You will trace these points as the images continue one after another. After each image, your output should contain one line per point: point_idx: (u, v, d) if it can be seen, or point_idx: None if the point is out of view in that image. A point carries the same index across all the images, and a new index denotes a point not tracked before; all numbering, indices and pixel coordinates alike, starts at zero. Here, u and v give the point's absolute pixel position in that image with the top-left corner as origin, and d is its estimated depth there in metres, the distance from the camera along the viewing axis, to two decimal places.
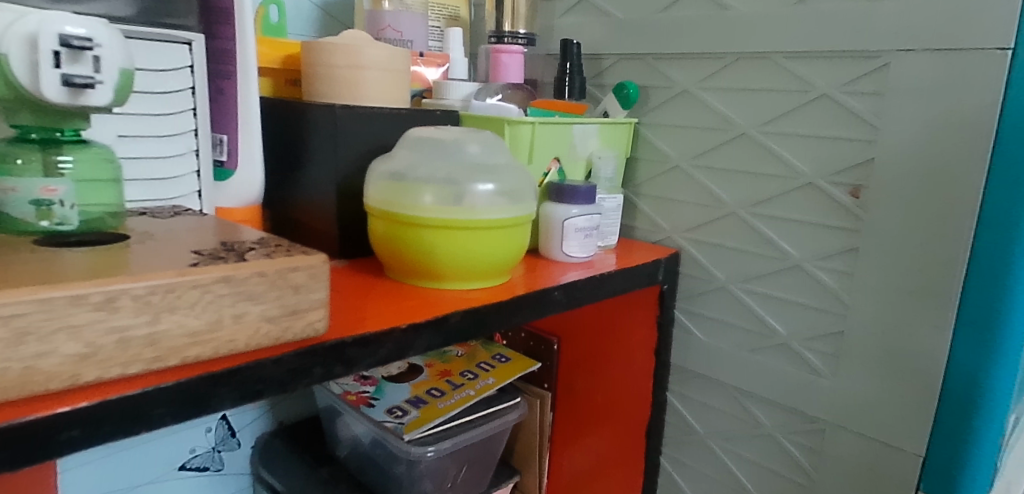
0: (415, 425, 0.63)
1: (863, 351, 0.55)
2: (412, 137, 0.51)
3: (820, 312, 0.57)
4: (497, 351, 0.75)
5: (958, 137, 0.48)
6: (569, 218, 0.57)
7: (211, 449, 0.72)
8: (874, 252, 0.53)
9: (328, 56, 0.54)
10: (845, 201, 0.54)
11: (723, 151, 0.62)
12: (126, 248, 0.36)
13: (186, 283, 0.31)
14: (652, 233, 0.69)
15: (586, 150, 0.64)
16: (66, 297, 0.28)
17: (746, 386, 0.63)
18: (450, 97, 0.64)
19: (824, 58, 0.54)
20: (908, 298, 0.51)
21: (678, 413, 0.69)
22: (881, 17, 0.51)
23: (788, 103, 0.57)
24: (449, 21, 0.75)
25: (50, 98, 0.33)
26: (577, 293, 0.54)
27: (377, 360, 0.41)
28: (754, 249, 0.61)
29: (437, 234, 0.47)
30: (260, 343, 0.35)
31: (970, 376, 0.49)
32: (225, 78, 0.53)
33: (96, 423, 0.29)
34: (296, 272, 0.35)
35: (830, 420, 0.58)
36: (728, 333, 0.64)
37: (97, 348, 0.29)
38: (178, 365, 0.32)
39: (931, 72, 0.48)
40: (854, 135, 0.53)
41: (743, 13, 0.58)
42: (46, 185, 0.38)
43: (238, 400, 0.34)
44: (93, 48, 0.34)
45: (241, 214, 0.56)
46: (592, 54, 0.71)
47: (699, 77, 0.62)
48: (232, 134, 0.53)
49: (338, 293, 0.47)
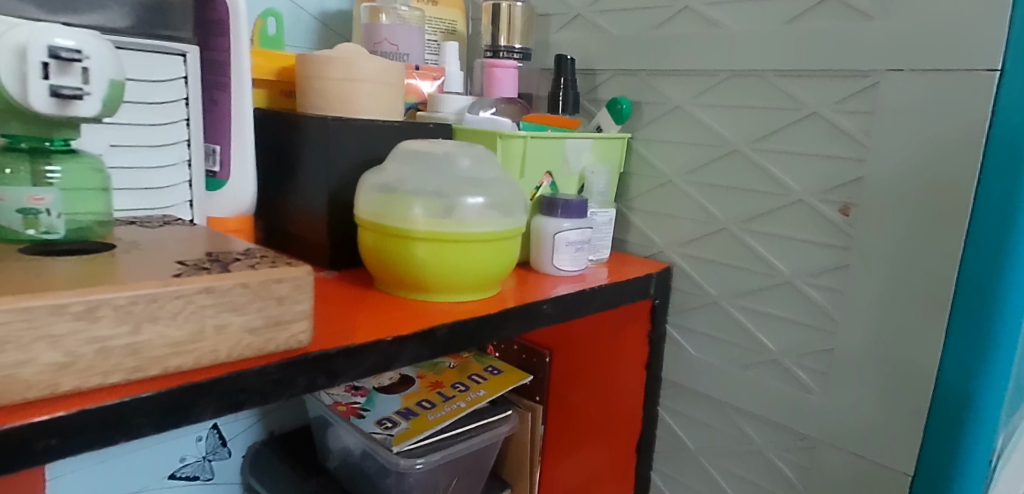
0: (405, 436, 0.63)
1: (854, 369, 0.55)
2: (404, 150, 0.52)
3: (809, 329, 0.57)
4: (489, 364, 0.75)
5: (947, 157, 0.48)
6: (561, 232, 0.58)
7: (201, 458, 0.72)
8: (865, 270, 0.53)
9: (322, 68, 0.55)
10: (835, 219, 0.54)
11: (716, 166, 0.62)
12: (113, 257, 0.36)
13: (168, 293, 0.32)
14: (645, 248, 0.69)
15: (579, 164, 0.64)
16: (47, 307, 0.29)
17: (736, 402, 0.63)
18: (445, 110, 0.65)
19: (815, 76, 0.55)
20: (897, 315, 0.51)
21: (669, 428, 0.69)
22: (870, 37, 0.51)
23: (779, 121, 0.57)
24: (445, 35, 0.76)
25: (38, 109, 0.34)
26: (567, 306, 0.54)
27: (363, 371, 0.41)
28: (745, 265, 0.61)
29: (427, 246, 0.47)
30: (243, 353, 0.35)
31: (957, 398, 0.49)
32: (219, 89, 0.54)
33: (74, 433, 0.29)
34: (280, 284, 0.35)
35: (822, 438, 0.58)
36: (719, 348, 0.64)
37: (77, 357, 0.30)
38: (159, 375, 0.32)
39: (920, 92, 0.49)
40: (845, 152, 0.53)
41: (735, 31, 0.59)
42: (34, 194, 0.39)
43: (218, 411, 0.34)
44: (82, 60, 0.34)
45: (233, 224, 0.56)
46: (586, 69, 0.71)
47: (691, 93, 0.63)
48: (224, 143, 0.55)
49: (327, 304, 0.47)
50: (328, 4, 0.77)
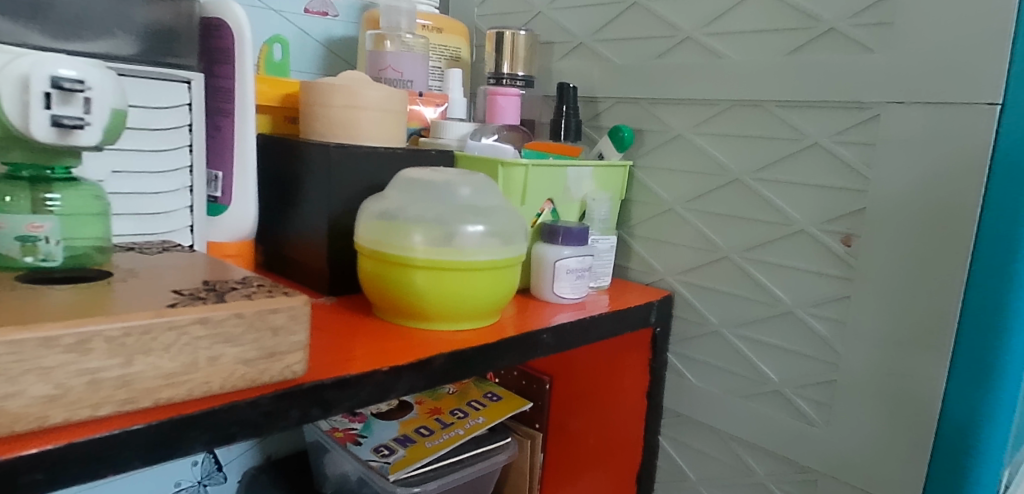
0: (401, 465, 0.63)
1: (855, 402, 0.54)
2: (404, 178, 0.52)
3: (812, 360, 0.57)
4: (489, 390, 0.75)
5: (950, 187, 0.48)
6: (561, 259, 0.57)
7: (196, 483, 0.71)
8: (866, 302, 0.53)
9: (325, 95, 0.55)
10: (837, 249, 0.54)
11: (718, 195, 0.62)
12: (109, 286, 0.36)
13: (162, 325, 0.32)
14: (645, 275, 0.69)
15: (580, 192, 0.65)
16: (38, 339, 0.28)
17: (738, 433, 0.62)
18: (447, 137, 0.65)
19: (817, 107, 0.55)
20: (901, 347, 0.51)
21: (670, 458, 0.68)
22: (871, 69, 0.51)
23: (780, 150, 0.57)
24: (450, 62, 0.76)
25: (38, 138, 0.34)
26: (566, 335, 0.54)
27: (359, 401, 0.41)
28: (747, 294, 0.60)
29: (426, 274, 0.47)
30: (235, 385, 0.35)
31: (961, 433, 0.48)
32: (223, 116, 0.55)
33: (62, 466, 0.29)
34: (275, 314, 0.35)
35: (823, 470, 0.57)
36: (721, 378, 0.63)
37: (67, 389, 0.30)
38: (150, 407, 0.32)
39: (921, 125, 0.49)
40: (846, 184, 0.53)
41: (737, 61, 0.59)
42: (33, 222, 0.38)
43: (210, 443, 0.34)
44: (84, 90, 0.34)
45: (233, 250, 0.57)
46: (589, 97, 0.72)
47: (693, 122, 0.63)
48: (227, 170, 0.55)
49: (324, 332, 0.47)
50: (334, 30, 0.77)
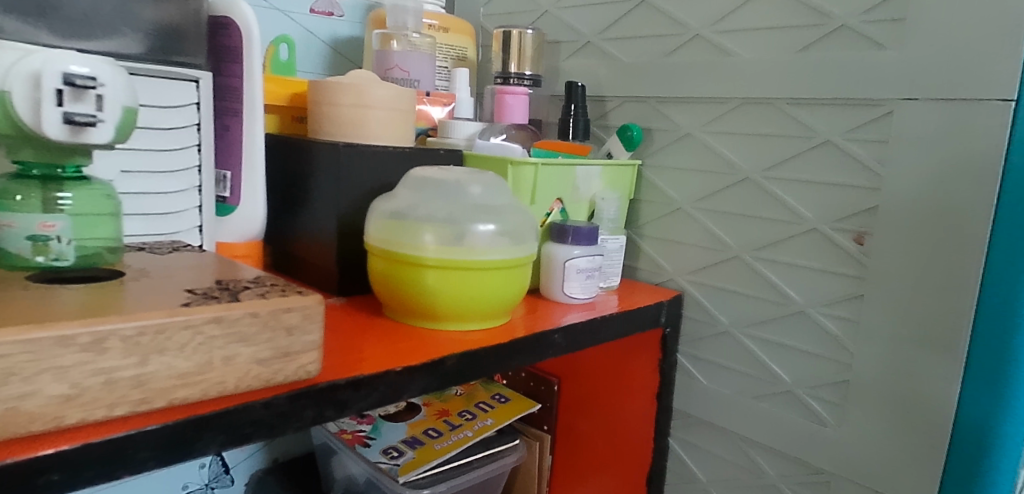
0: (410, 466, 0.62)
1: (868, 402, 0.54)
2: (414, 177, 0.51)
3: (825, 360, 0.56)
4: (496, 391, 0.74)
5: (965, 184, 0.47)
6: (571, 259, 0.57)
7: (204, 486, 0.71)
8: (880, 300, 0.52)
9: (334, 93, 0.54)
10: (849, 248, 0.54)
11: (728, 194, 0.61)
12: (120, 285, 0.36)
13: (176, 324, 0.31)
14: (655, 275, 0.68)
15: (589, 191, 0.64)
16: (53, 338, 0.28)
17: (749, 434, 0.62)
18: (455, 136, 0.65)
19: (828, 104, 0.54)
20: (916, 346, 0.50)
21: (680, 459, 0.68)
22: (883, 66, 0.51)
23: (791, 149, 0.57)
24: (456, 62, 0.76)
25: (50, 136, 0.33)
26: (577, 336, 0.53)
27: (371, 403, 0.40)
28: (758, 294, 0.60)
29: (437, 274, 0.47)
30: (250, 385, 0.34)
31: (977, 432, 0.48)
32: (231, 116, 0.54)
33: (77, 467, 0.29)
34: (289, 313, 0.34)
35: (835, 471, 0.56)
36: (732, 378, 0.63)
37: (83, 389, 0.29)
38: (165, 407, 0.32)
39: (934, 121, 0.48)
40: (859, 182, 0.53)
41: (748, 59, 0.59)
42: (44, 221, 0.38)
43: (225, 444, 0.33)
44: (96, 87, 0.34)
45: (241, 250, 0.56)
46: (597, 96, 0.71)
47: (703, 121, 0.62)
48: (235, 170, 0.55)
49: (334, 333, 0.47)
50: (340, 30, 0.77)
